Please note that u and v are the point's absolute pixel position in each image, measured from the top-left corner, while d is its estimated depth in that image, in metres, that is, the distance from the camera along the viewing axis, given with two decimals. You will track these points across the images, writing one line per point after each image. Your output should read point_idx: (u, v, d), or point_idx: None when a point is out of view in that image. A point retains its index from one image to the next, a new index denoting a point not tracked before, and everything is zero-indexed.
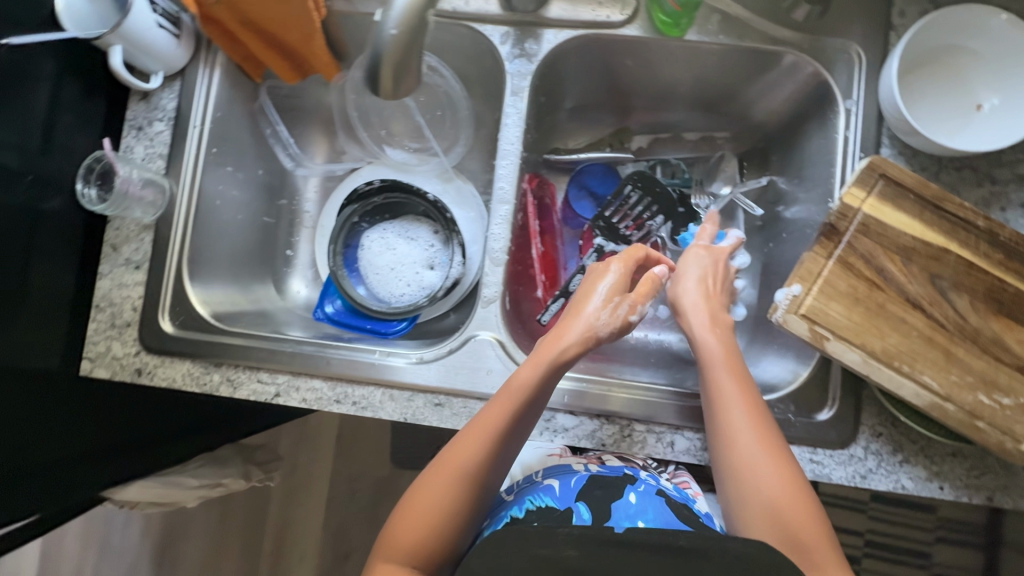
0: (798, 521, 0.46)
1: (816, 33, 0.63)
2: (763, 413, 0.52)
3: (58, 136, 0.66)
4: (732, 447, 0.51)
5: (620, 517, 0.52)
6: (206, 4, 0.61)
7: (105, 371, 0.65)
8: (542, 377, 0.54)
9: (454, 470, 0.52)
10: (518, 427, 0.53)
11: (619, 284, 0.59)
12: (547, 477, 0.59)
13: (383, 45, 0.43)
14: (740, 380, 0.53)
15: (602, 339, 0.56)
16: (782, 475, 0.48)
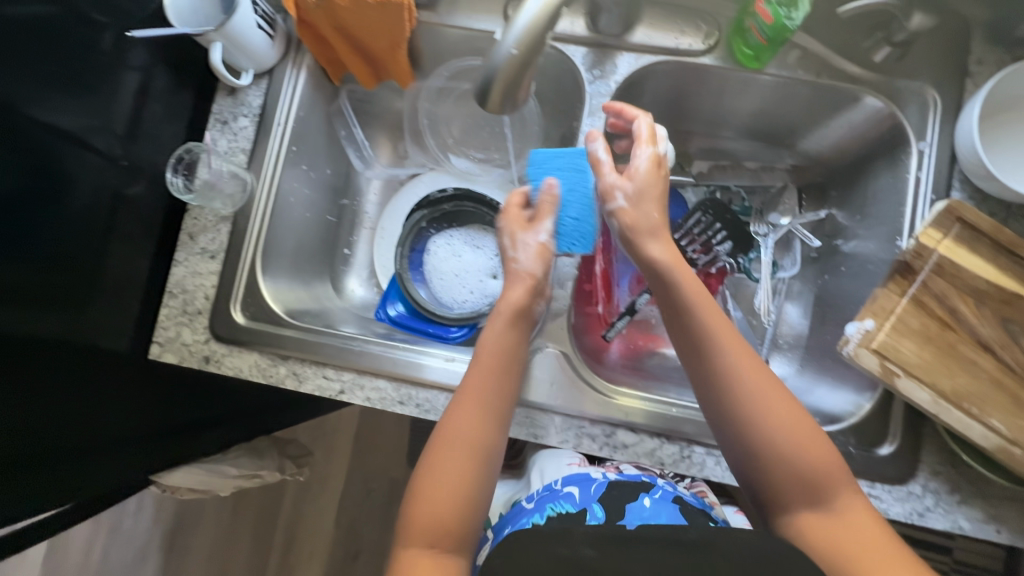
0: (808, 468, 0.49)
1: (892, 75, 0.64)
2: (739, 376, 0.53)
3: (144, 125, 0.69)
4: (726, 410, 0.52)
5: (633, 515, 0.59)
6: (306, 9, 0.63)
7: (174, 356, 0.66)
8: (507, 336, 0.59)
9: (466, 445, 0.53)
10: (500, 391, 0.56)
11: (517, 227, 0.63)
12: (568, 486, 0.64)
13: (501, 63, 0.45)
14: (720, 342, 0.53)
15: (539, 276, 0.62)
16: (784, 426, 0.51)
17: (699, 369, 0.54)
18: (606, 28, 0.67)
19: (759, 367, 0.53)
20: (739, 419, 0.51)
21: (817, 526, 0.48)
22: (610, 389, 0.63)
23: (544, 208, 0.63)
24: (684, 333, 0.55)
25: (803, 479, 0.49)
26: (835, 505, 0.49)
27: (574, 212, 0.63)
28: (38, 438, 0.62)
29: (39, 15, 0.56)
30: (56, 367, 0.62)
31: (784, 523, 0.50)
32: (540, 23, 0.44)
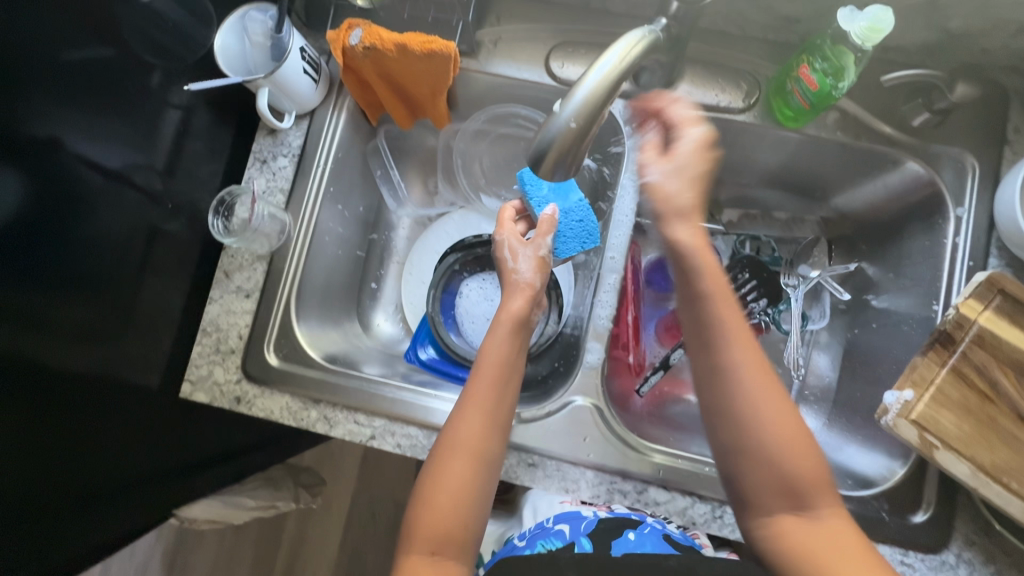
0: (796, 473, 0.47)
1: (928, 140, 0.65)
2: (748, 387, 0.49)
3: (183, 161, 0.68)
4: (730, 403, 0.49)
5: (619, 545, 0.57)
6: (353, 57, 0.63)
7: (204, 396, 0.65)
8: (512, 341, 0.57)
9: (469, 452, 0.53)
10: (505, 397, 0.55)
11: (515, 241, 0.63)
12: (559, 523, 0.63)
13: (559, 135, 0.45)
14: (728, 329, 0.49)
15: (539, 288, 0.61)
16: (776, 425, 0.48)
17: (705, 357, 0.50)
18: (648, 83, 0.68)
19: (761, 360, 0.49)
20: (734, 416, 0.49)
21: (794, 531, 0.47)
22: (645, 445, 0.63)
23: (543, 228, 0.63)
24: (695, 314, 0.50)
25: (788, 480, 0.47)
26: (818, 510, 0.47)
27: (576, 229, 0.65)
28: (56, 469, 0.62)
29: (92, 57, 0.56)
30: (83, 400, 0.62)
31: (758, 521, 0.49)
32: (599, 95, 0.45)
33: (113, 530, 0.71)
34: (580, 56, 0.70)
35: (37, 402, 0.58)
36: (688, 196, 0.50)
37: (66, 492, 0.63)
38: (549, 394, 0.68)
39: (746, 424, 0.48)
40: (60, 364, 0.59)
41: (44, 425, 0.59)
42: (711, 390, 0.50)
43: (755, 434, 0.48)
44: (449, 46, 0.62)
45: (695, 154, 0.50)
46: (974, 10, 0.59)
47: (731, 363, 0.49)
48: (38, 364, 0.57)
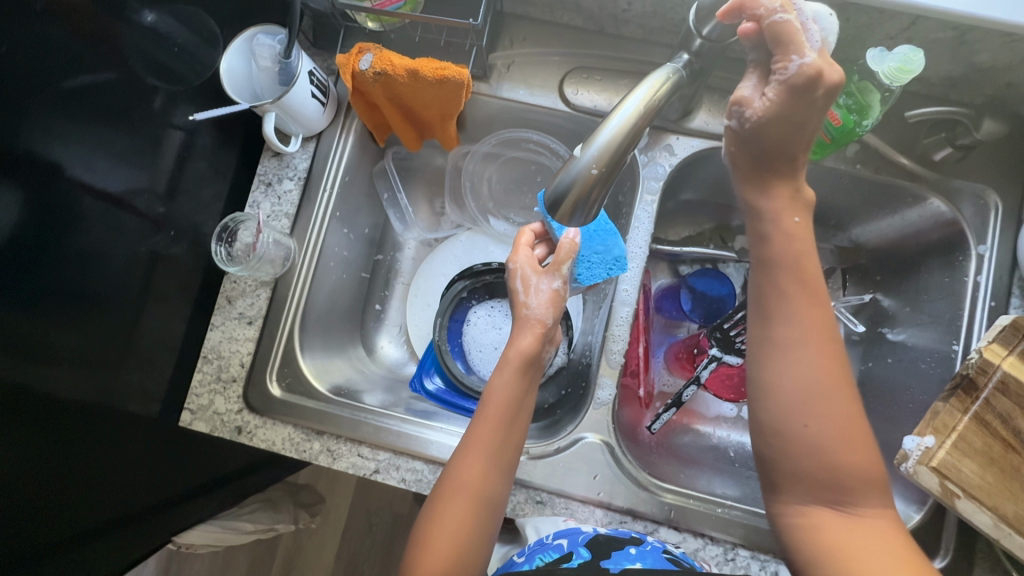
0: (847, 464, 0.43)
1: (949, 175, 0.64)
2: (817, 378, 0.45)
3: (185, 182, 0.67)
4: (778, 381, 0.46)
5: (619, 557, 0.52)
6: (363, 81, 0.62)
7: (204, 425, 0.63)
8: (517, 381, 0.56)
9: (470, 492, 0.51)
10: (510, 438, 0.53)
11: (530, 268, 0.60)
12: (558, 537, 0.56)
13: (579, 179, 0.44)
14: (797, 310, 0.46)
15: (550, 324, 0.59)
16: (835, 414, 0.44)
17: (758, 334, 0.48)
18: (665, 112, 0.66)
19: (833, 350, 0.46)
20: (787, 395, 0.45)
21: (830, 527, 0.43)
22: (656, 485, 0.61)
23: (561, 254, 0.60)
24: (766, 284, 0.48)
25: (833, 473, 0.43)
26: (861, 509, 0.43)
27: (600, 252, 0.62)
28: (51, 502, 0.59)
29: (94, 81, 0.55)
30: (80, 431, 0.60)
31: (790, 509, 0.45)
32: (619, 140, 0.43)
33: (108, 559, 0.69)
34: (594, 82, 0.69)
35: (32, 436, 0.55)
36: (778, 129, 0.45)
37: (61, 525, 0.61)
38: (559, 429, 0.66)
39: (791, 408, 0.45)
40: (57, 395, 0.57)
41: (38, 458, 0.57)
42: (758, 363, 0.47)
43: (805, 424, 0.44)
44: (462, 72, 0.61)
45: (810, 98, 0.43)
46: (1003, 47, 0.57)
47: (804, 344, 0.46)
48: (34, 395, 0.55)
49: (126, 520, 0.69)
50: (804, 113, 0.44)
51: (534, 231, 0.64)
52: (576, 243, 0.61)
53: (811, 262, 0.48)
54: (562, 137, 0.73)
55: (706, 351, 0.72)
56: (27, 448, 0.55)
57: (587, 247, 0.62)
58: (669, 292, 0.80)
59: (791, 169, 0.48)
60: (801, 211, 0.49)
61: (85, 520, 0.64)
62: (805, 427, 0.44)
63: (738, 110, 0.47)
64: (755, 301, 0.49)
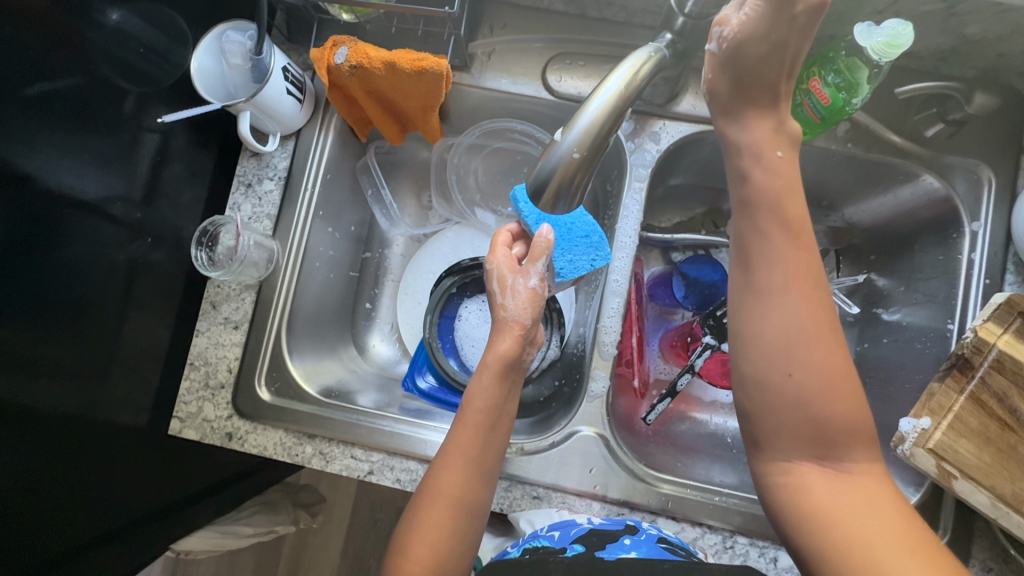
0: (831, 414, 0.43)
1: (941, 151, 0.63)
2: (800, 326, 0.43)
3: (162, 185, 0.65)
4: (758, 334, 0.44)
5: (613, 547, 0.51)
6: (339, 74, 0.60)
7: (194, 433, 0.62)
8: (496, 386, 0.55)
9: (449, 499, 0.50)
10: (488, 444, 0.53)
11: (506, 268, 0.59)
12: (551, 529, 0.56)
13: (561, 165, 0.43)
14: (780, 253, 0.45)
15: (529, 325, 0.58)
16: (820, 360, 0.43)
17: (742, 282, 0.46)
18: (649, 96, 0.64)
19: (818, 297, 0.44)
20: (768, 345, 0.44)
21: (816, 485, 0.43)
22: (653, 476, 0.61)
23: (536, 251, 0.58)
24: (747, 222, 0.47)
25: (818, 424, 0.43)
26: (847, 463, 0.43)
27: (581, 248, 0.61)
28: (26, 521, 0.57)
29: (60, 86, 0.53)
30: (56, 446, 0.58)
31: (776, 467, 0.45)
32: (601, 123, 0.42)
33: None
34: (577, 67, 0.67)
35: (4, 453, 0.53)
36: (757, 50, 0.43)
37: (40, 544, 0.59)
38: (552, 423, 0.66)
39: (771, 362, 0.44)
40: (29, 412, 0.55)
41: (11, 477, 0.55)
42: (739, 318, 0.46)
43: (793, 377, 0.43)
44: (440, 63, 0.59)
45: (790, 14, 0.40)
46: (994, 18, 0.56)
47: (794, 296, 0.44)
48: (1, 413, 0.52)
49: (123, 531, 0.68)
50: (783, 33, 0.42)
51: (511, 232, 0.63)
52: (552, 240, 0.58)
53: (794, 199, 0.46)
54: (547, 125, 0.72)
55: (700, 339, 0.70)
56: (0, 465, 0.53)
57: (565, 244, 0.61)
58: (662, 279, 0.78)
59: (772, 97, 0.46)
60: (784, 144, 0.47)
61: (70, 536, 0.62)
62: (788, 380, 0.43)
63: (718, 31, 0.44)
64: (737, 245, 0.47)
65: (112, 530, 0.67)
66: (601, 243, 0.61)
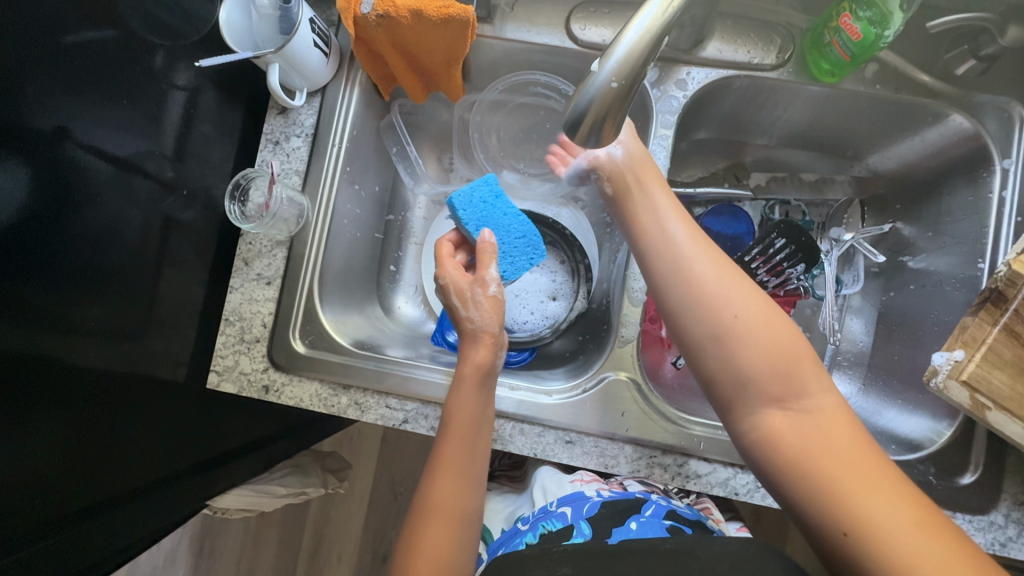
0: (763, 350, 0.49)
1: (970, 89, 0.63)
2: (704, 276, 0.52)
3: (192, 144, 0.66)
4: (690, 301, 0.52)
5: (619, 533, 0.56)
6: (366, 26, 0.60)
7: (232, 386, 0.64)
8: (473, 393, 0.56)
9: (446, 510, 0.54)
10: (477, 453, 0.56)
11: (461, 281, 0.60)
12: (561, 505, 0.61)
13: (599, 94, 0.43)
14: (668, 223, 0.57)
15: (498, 332, 0.59)
16: (740, 300, 0.51)
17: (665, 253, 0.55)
18: (675, 41, 0.63)
19: (706, 246, 0.55)
20: (681, 309, 0.52)
21: (782, 424, 0.47)
22: (684, 418, 0.62)
23: (484, 258, 0.61)
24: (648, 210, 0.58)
25: (771, 369, 0.48)
26: (804, 401, 0.47)
27: (520, 249, 0.65)
28: (72, 475, 0.59)
29: (97, 39, 0.53)
30: (98, 402, 0.59)
31: (747, 424, 0.49)
32: (639, 47, 0.42)
33: (145, 533, 0.69)
34: (601, 16, 0.67)
35: (47, 406, 0.54)
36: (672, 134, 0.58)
37: (85, 495, 0.61)
38: (588, 365, 0.66)
39: (713, 318, 0.51)
40: (71, 362, 0.56)
41: (56, 429, 0.56)
42: (681, 295, 0.53)
43: (734, 324, 0.50)
44: (467, 10, 0.59)
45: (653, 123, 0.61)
46: None
47: (699, 250, 0.54)
48: (46, 366, 0.54)
49: (158, 489, 0.70)
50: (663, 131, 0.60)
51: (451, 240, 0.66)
52: (495, 243, 0.62)
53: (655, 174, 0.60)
54: (571, 77, 0.72)
55: None
56: (44, 416, 0.54)
57: (506, 247, 0.65)
58: None
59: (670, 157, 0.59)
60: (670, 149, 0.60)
61: (109, 490, 0.63)
62: (735, 325, 0.50)
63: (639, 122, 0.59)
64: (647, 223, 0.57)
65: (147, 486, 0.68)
66: (537, 242, 0.66)
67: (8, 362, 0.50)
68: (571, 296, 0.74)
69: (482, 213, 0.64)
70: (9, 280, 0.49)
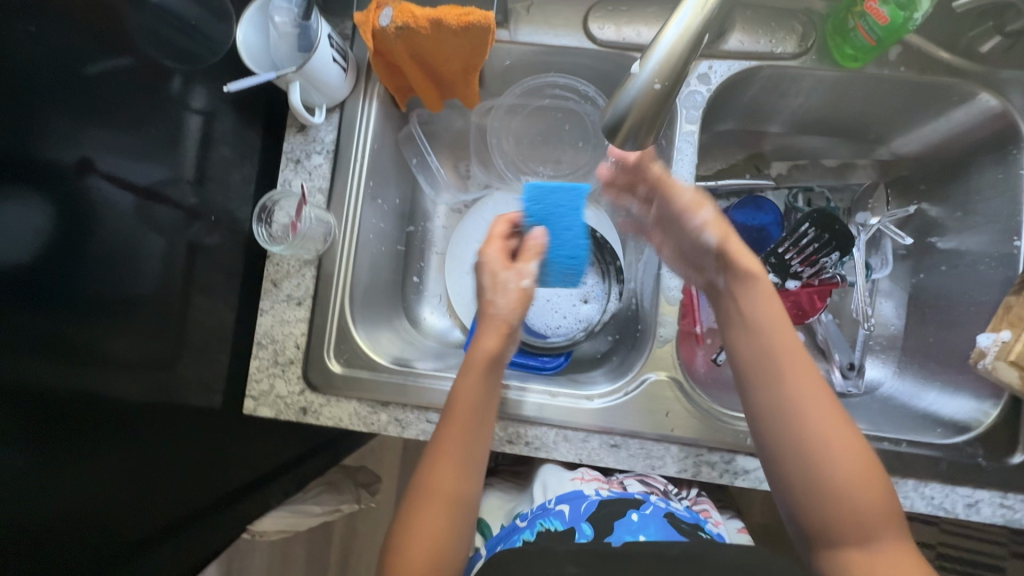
0: (852, 495, 0.48)
1: (995, 66, 0.62)
2: (806, 412, 0.51)
3: (212, 167, 0.65)
4: (787, 431, 0.51)
5: (621, 530, 0.56)
6: (385, 39, 0.60)
7: (270, 410, 0.63)
8: (479, 385, 0.56)
9: (442, 499, 0.54)
10: (479, 446, 0.56)
11: (498, 265, 0.59)
12: (559, 503, 0.60)
13: (640, 95, 0.44)
14: (773, 341, 0.54)
15: (515, 324, 0.59)
16: (836, 440, 0.50)
17: (765, 379, 0.53)
18: None
19: (818, 383, 0.52)
20: (774, 438, 0.52)
21: (855, 561, 0.48)
22: (730, 415, 0.61)
23: (527, 255, 0.58)
24: (746, 321, 0.55)
25: (853, 510, 0.48)
26: (878, 546, 0.48)
27: (560, 265, 0.60)
28: (118, 511, 0.59)
29: (115, 69, 0.52)
30: (139, 437, 0.59)
31: (822, 552, 0.50)
32: (680, 48, 0.43)
33: (175, 562, 0.69)
34: (618, 14, 0.66)
35: (91, 444, 0.54)
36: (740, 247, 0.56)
37: (132, 531, 0.61)
38: (628, 366, 0.66)
39: (811, 455, 0.50)
40: (107, 397, 0.55)
41: (101, 466, 0.56)
42: (777, 426, 0.51)
43: (831, 466, 0.49)
44: (487, 16, 0.58)
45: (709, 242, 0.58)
46: None
47: (802, 374, 0.52)
48: (87, 403, 0.53)
49: (199, 518, 0.70)
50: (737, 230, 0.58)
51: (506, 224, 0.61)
52: (543, 245, 0.59)
53: (767, 286, 0.56)
54: (588, 77, 0.71)
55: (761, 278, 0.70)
56: (88, 455, 0.54)
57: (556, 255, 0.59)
58: None
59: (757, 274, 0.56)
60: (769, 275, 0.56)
61: (154, 523, 0.63)
62: (832, 466, 0.49)
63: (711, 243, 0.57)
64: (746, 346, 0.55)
65: (182, 516, 0.67)
66: (581, 268, 0.60)
67: (52, 402, 0.50)
68: (603, 298, 0.73)
69: (550, 212, 0.59)
70: (40, 318, 0.48)
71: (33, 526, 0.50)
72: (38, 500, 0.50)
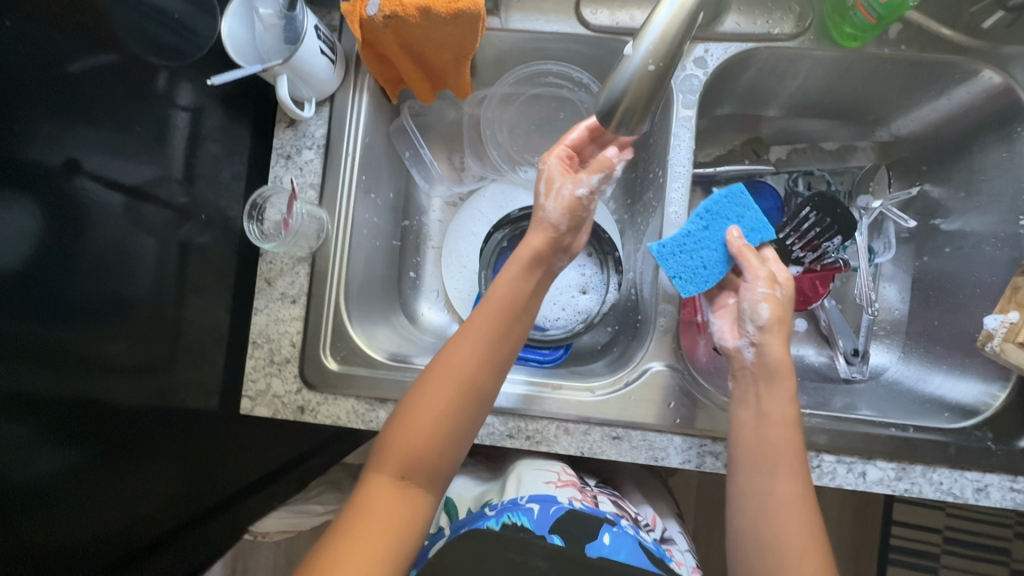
0: None
1: (998, 42, 0.61)
2: (780, 510, 0.48)
3: (202, 165, 0.63)
4: (758, 520, 0.49)
5: (591, 544, 0.51)
6: (374, 29, 0.58)
7: (267, 410, 0.62)
8: (457, 383, 0.51)
9: (379, 511, 0.47)
10: (439, 453, 0.50)
11: (558, 171, 0.57)
12: (531, 501, 0.56)
13: (634, 75, 0.44)
14: (770, 437, 0.51)
15: (562, 230, 0.56)
16: (804, 540, 0.47)
17: (750, 468, 0.51)
18: None
19: (806, 497, 0.49)
20: (747, 522, 0.49)
21: None
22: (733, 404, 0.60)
23: (595, 166, 0.57)
24: (752, 406, 0.53)
25: None
26: None
27: (684, 258, 0.58)
28: (117, 517, 0.58)
29: (97, 66, 0.51)
30: (136, 441, 0.59)
31: None
32: (673, 29, 0.43)
33: (172, 565, 0.68)
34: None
35: (87, 451, 0.53)
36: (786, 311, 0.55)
37: (131, 537, 0.60)
38: (629, 357, 0.65)
39: (776, 549, 0.47)
40: (100, 400, 0.54)
41: (98, 472, 0.55)
42: (750, 513, 0.50)
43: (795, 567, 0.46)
44: (476, 3, 0.57)
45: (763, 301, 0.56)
46: None
47: (788, 468, 0.50)
48: (81, 409, 0.52)
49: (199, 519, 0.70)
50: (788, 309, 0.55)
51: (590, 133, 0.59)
52: (610, 163, 0.57)
53: (783, 385, 0.53)
54: (581, 63, 0.70)
55: None
56: (85, 462, 0.54)
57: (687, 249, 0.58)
58: None
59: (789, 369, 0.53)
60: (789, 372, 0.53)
61: (154, 527, 0.63)
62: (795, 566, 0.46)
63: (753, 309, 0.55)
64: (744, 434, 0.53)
65: (179, 519, 0.66)
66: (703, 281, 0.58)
67: (45, 410, 0.49)
68: (602, 288, 0.73)
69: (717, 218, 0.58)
70: (28, 324, 0.47)
71: (29, 538, 0.50)
72: (32, 507, 0.49)
